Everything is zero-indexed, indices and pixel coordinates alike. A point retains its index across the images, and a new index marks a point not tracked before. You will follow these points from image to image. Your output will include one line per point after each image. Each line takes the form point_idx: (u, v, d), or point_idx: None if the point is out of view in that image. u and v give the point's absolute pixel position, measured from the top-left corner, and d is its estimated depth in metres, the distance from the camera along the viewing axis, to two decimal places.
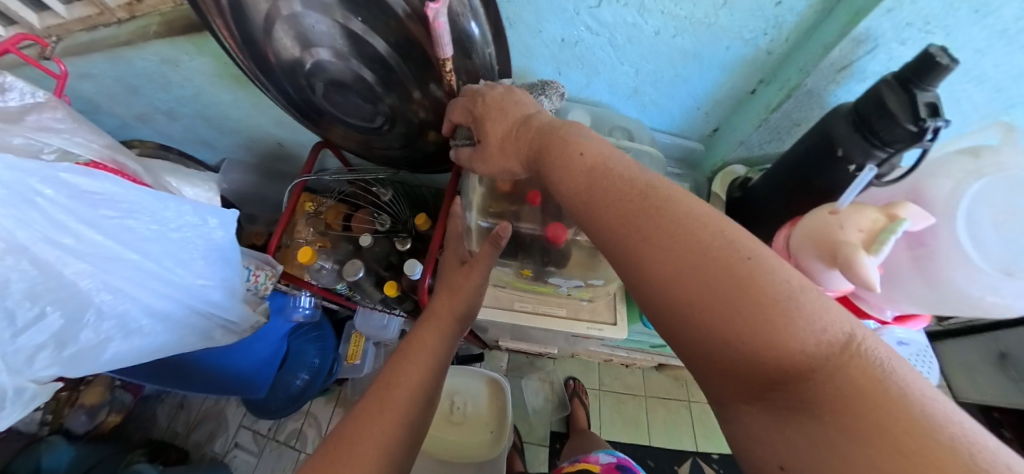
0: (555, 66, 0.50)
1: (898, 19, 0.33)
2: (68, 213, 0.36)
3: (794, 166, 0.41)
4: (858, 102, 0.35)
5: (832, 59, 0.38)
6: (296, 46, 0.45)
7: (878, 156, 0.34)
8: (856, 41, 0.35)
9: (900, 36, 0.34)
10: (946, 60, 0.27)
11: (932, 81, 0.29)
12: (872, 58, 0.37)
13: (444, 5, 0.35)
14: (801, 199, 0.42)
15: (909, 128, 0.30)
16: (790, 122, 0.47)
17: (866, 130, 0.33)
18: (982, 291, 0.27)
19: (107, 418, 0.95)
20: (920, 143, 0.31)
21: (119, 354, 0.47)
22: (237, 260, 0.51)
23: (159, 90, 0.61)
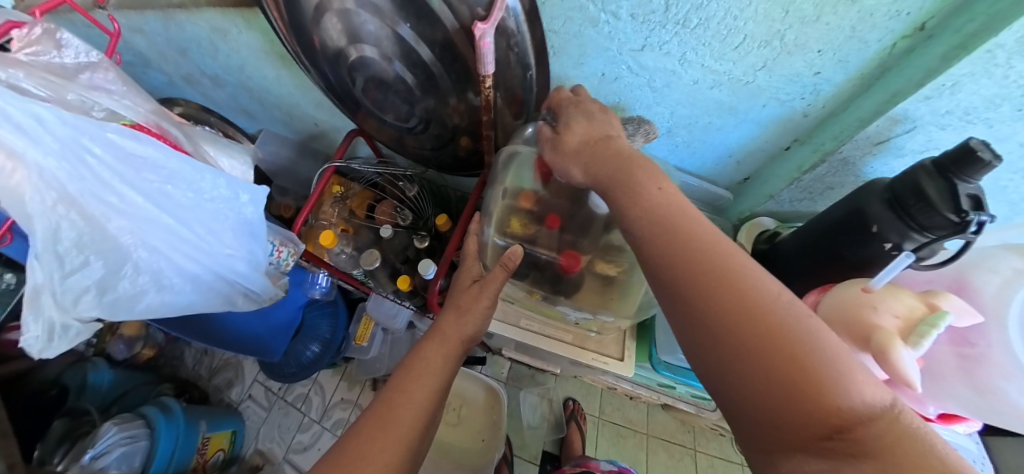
0: (592, 98, 0.50)
1: (934, 107, 0.32)
2: (113, 174, 0.39)
3: (823, 234, 0.42)
4: (895, 182, 0.35)
5: (868, 133, 0.37)
6: (342, 38, 0.46)
7: (915, 239, 0.34)
8: (893, 120, 0.35)
9: (939, 122, 0.33)
10: (987, 157, 0.28)
11: (974, 173, 0.29)
12: (909, 137, 0.36)
13: (493, 26, 0.34)
14: (831, 270, 0.42)
15: (950, 218, 0.30)
16: (824, 185, 0.47)
17: (902, 212, 0.34)
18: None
19: (142, 351, 1.07)
20: (961, 234, 0.30)
21: (152, 306, 0.51)
22: (264, 236, 0.55)
23: (206, 56, 0.65)
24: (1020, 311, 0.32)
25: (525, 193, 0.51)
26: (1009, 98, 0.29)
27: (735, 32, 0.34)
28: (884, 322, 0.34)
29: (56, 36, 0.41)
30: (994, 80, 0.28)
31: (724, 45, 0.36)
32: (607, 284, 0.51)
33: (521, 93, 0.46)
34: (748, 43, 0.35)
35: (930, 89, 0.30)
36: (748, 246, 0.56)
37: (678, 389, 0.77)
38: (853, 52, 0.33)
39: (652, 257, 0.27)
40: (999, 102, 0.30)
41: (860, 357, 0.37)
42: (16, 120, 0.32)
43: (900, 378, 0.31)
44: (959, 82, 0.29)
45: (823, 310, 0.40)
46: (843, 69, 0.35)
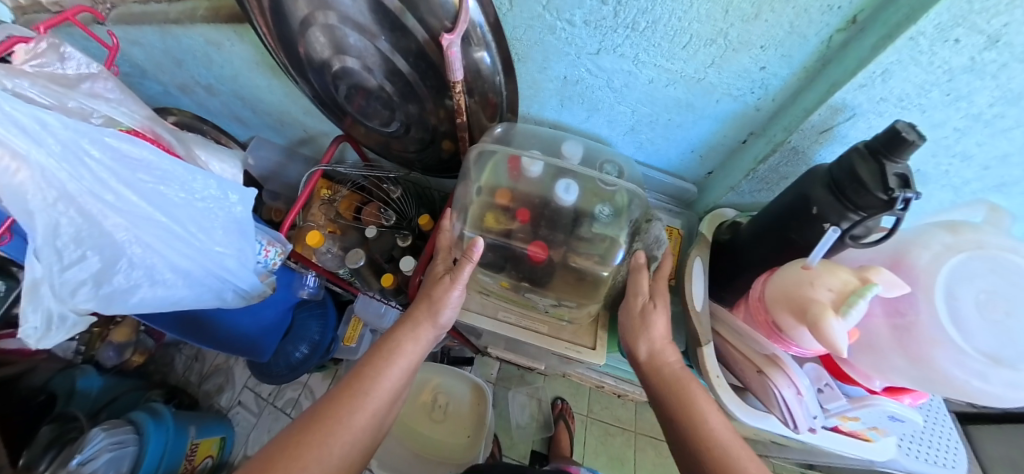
0: (559, 99, 0.54)
1: (872, 94, 0.33)
2: (111, 174, 0.43)
3: (773, 219, 0.44)
4: (833, 168, 0.37)
5: (813, 123, 0.39)
6: (327, 50, 0.50)
7: (850, 219, 0.36)
8: (834, 109, 0.36)
9: (876, 109, 0.35)
10: (911, 137, 0.30)
11: (902, 154, 0.31)
12: (851, 125, 0.38)
13: (459, 37, 0.38)
14: (783, 254, 0.44)
15: (880, 197, 0.32)
16: (778, 175, 0.49)
17: (840, 195, 0.35)
18: (969, 375, 0.32)
19: (132, 357, 1.07)
20: (892, 211, 0.33)
21: (144, 301, 0.53)
22: (252, 234, 0.58)
23: (201, 67, 0.69)
24: (946, 281, 0.34)
25: (500, 190, 0.54)
26: (938, 84, 0.30)
27: (682, 32, 0.37)
28: (818, 295, 0.36)
29: (60, 50, 0.45)
30: (921, 67, 0.29)
31: (673, 44, 0.39)
32: (581, 278, 0.53)
33: (494, 97, 0.50)
34: (694, 42, 0.37)
35: (863, 77, 0.31)
36: (708, 236, 0.56)
37: None
38: (796, 47, 0.35)
39: (677, 431, 0.40)
40: (929, 88, 0.31)
41: (801, 331, 0.39)
42: (21, 123, 0.36)
43: (828, 344, 0.34)
44: (888, 69, 0.30)
45: (772, 292, 0.42)
46: (788, 62, 0.37)
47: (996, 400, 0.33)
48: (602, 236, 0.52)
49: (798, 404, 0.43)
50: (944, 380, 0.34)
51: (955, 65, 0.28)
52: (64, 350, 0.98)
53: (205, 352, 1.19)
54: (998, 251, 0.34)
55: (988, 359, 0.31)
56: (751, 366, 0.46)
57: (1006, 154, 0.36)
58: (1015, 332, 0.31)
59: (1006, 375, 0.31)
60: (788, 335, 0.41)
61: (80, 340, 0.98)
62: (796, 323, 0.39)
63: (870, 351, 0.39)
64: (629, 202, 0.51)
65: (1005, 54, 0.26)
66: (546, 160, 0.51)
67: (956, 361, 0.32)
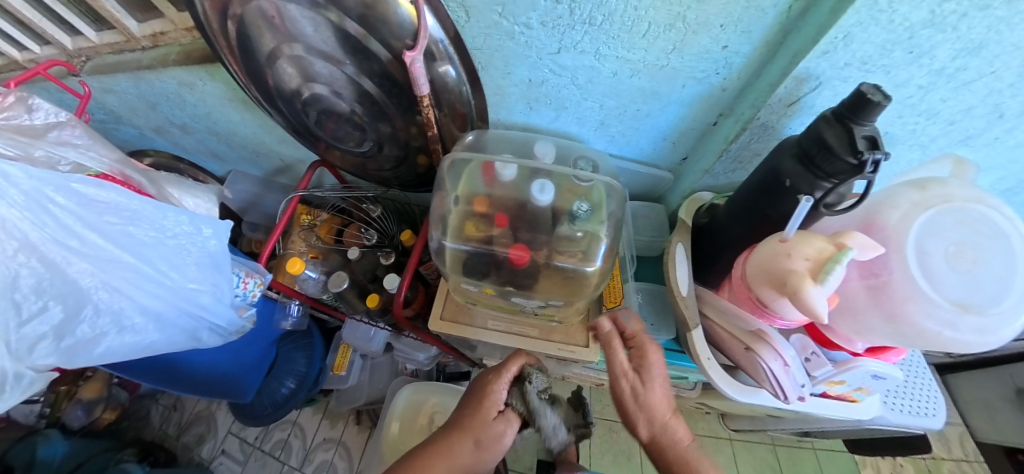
0: (526, 102, 0.56)
1: (835, 60, 0.36)
2: (76, 218, 0.40)
3: (750, 193, 0.46)
4: (802, 139, 0.39)
5: (780, 96, 0.42)
6: (297, 79, 0.50)
7: (822, 187, 0.39)
8: (799, 79, 0.39)
9: (841, 74, 0.38)
10: (878, 98, 0.32)
11: (867, 116, 0.33)
12: (817, 94, 0.41)
13: (420, 53, 0.39)
14: (761, 227, 0.47)
15: (849, 161, 0.35)
16: (749, 152, 0.52)
17: (810, 164, 0.38)
18: (942, 325, 0.34)
19: (103, 415, 0.97)
20: (862, 173, 0.35)
21: (111, 350, 0.50)
22: (228, 267, 0.56)
23: (174, 108, 0.68)
24: (917, 237, 0.36)
25: (477, 197, 0.54)
26: (897, 42, 0.34)
27: (639, 21, 0.39)
28: (796, 266, 0.38)
29: (27, 102, 0.43)
30: (881, 27, 0.32)
31: (632, 34, 0.41)
32: (566, 277, 0.54)
33: (462, 108, 0.51)
34: (654, 29, 0.40)
35: (825, 43, 0.34)
36: (688, 222, 0.59)
37: None
38: (754, 22, 0.38)
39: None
40: (891, 48, 0.34)
41: (780, 300, 0.41)
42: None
43: (810, 313, 0.35)
44: (849, 33, 0.33)
45: (752, 269, 0.44)
46: (747, 39, 0.40)
47: (969, 346, 0.35)
48: (582, 233, 0.52)
49: (783, 376, 0.45)
50: (917, 333, 0.36)
51: (915, 21, 0.31)
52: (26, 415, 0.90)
53: (184, 401, 1.11)
54: (966, 203, 0.36)
55: (957, 308, 0.34)
56: (738, 343, 0.48)
57: (971, 106, 0.40)
58: (977, 277, 0.35)
59: (974, 322, 0.34)
60: (770, 307, 0.43)
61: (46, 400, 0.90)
62: (776, 295, 0.41)
63: (850, 314, 0.42)
64: (605, 198, 0.53)
65: (963, 4, 0.29)
66: (519, 162, 0.52)
67: (929, 313, 0.35)
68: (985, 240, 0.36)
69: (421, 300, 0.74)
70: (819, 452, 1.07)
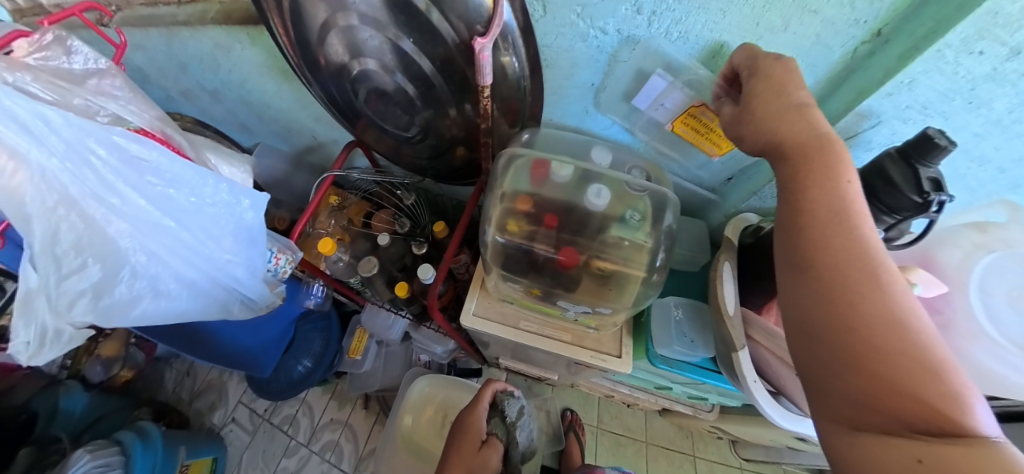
0: (584, 105, 0.54)
1: (897, 102, 0.35)
2: (117, 175, 0.39)
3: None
4: (863, 169, 0.37)
5: (838, 129, 0.40)
6: (346, 53, 0.47)
7: (884, 222, 0.36)
8: (861, 115, 0.38)
9: (901, 116, 0.36)
10: (943, 142, 0.30)
11: (933, 159, 0.31)
12: (875, 131, 0.39)
13: (491, 41, 0.37)
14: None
15: (915, 199, 0.32)
16: None
17: (871, 197, 0.36)
18: (1001, 364, 0.37)
19: (121, 373, 1.00)
20: (926, 213, 0.33)
21: (146, 313, 0.51)
22: (262, 242, 0.55)
23: (206, 71, 0.67)
24: (981, 279, 0.38)
25: (521, 196, 0.53)
26: (961, 91, 0.32)
27: (711, 43, 0.38)
28: None
29: (66, 43, 0.39)
30: (946, 76, 0.31)
31: (704, 54, 0.40)
32: (604, 281, 0.52)
33: (516, 103, 0.49)
34: (724, 51, 0.39)
35: (890, 86, 0.33)
36: (732, 241, 0.56)
37: (674, 389, 0.80)
38: (821, 57, 0.37)
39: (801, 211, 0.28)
40: (952, 95, 0.33)
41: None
42: (22, 119, 0.32)
43: None
44: (915, 78, 0.32)
45: None
46: (812, 72, 0.39)
47: None
48: (629, 241, 0.51)
49: None
50: (974, 370, 0.39)
51: (978, 74, 0.30)
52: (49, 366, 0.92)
53: (197, 368, 1.13)
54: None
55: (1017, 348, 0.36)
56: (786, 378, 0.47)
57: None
58: None
59: None
60: None
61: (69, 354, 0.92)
62: None
63: None
64: (657, 209, 0.51)
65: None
66: (575, 163, 0.50)
67: (987, 351, 0.37)
68: None
69: (450, 294, 0.73)
70: None
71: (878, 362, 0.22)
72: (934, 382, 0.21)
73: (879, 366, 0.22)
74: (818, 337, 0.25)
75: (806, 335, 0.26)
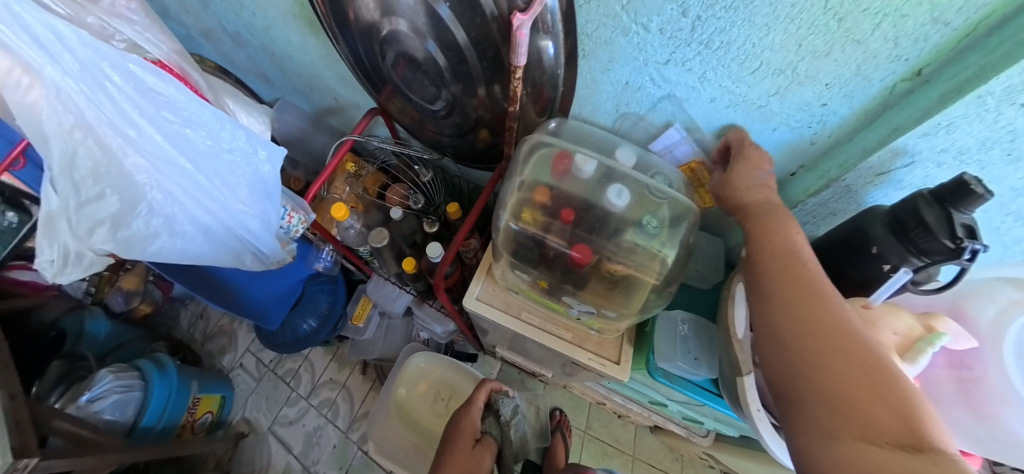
0: (617, 104, 0.50)
1: (934, 144, 0.32)
2: (134, 106, 0.40)
3: (828, 253, 0.42)
4: (896, 207, 0.35)
5: (871, 165, 0.37)
6: (378, 11, 0.45)
7: (913, 263, 0.34)
8: (893, 153, 0.35)
9: (936, 159, 0.34)
10: (982, 190, 0.28)
11: (969, 205, 0.29)
12: (908, 171, 0.36)
13: (532, 18, 0.33)
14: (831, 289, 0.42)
15: (947, 244, 0.31)
16: (826, 211, 0.47)
17: (902, 236, 0.34)
18: None
19: (139, 306, 1.06)
20: (957, 261, 0.31)
21: (162, 250, 0.53)
22: (277, 196, 0.57)
23: (232, 12, 0.68)
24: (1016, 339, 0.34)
25: (540, 186, 0.50)
26: (999, 142, 0.30)
27: (752, 58, 0.35)
28: (885, 338, 0.36)
29: None
30: (985, 124, 0.29)
31: (742, 68, 0.37)
32: (613, 284, 0.49)
33: (548, 91, 0.46)
34: (763, 69, 0.36)
35: (928, 127, 0.31)
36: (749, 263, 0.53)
37: (669, 408, 0.77)
38: (858, 89, 0.35)
39: (764, 257, 0.35)
40: (989, 145, 0.30)
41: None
42: (35, 33, 0.32)
43: None
44: (953, 123, 0.29)
45: None
46: (848, 103, 0.36)
47: None
48: (643, 247, 0.47)
49: None
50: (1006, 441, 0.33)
51: (1020, 127, 0.28)
52: (74, 290, 0.98)
53: (210, 312, 1.19)
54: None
55: None
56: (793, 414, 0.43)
57: None
58: None
59: None
60: None
61: (92, 282, 0.97)
62: None
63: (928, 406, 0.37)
64: (674, 218, 0.47)
65: None
66: (600, 159, 0.48)
67: None
68: None
69: (456, 276, 0.71)
70: None
71: (842, 370, 0.27)
72: (890, 387, 0.25)
73: (836, 369, 0.27)
74: (796, 355, 0.30)
75: (782, 354, 0.31)
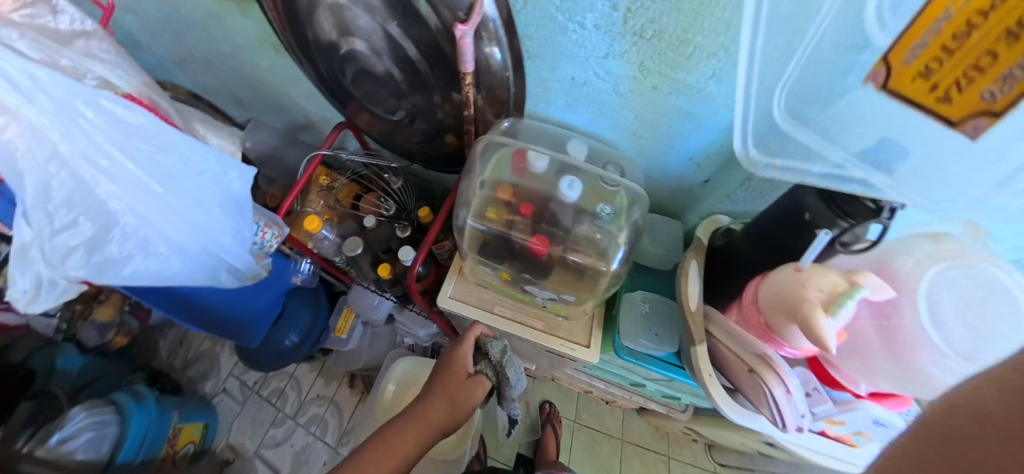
0: (567, 99, 0.54)
1: None
2: (106, 137, 0.42)
3: (772, 223, 0.46)
4: None
5: None
6: (334, 31, 0.49)
7: (839, 226, 0.38)
8: None
9: None
10: None
11: None
12: None
13: (473, 28, 0.38)
14: (775, 257, 0.47)
15: (869, 206, 0.35)
16: (772, 186, 0.52)
17: (832, 203, 0.38)
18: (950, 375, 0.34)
19: (116, 338, 1.02)
20: (878, 219, 0.35)
21: (136, 272, 0.53)
22: (249, 212, 0.59)
23: (201, 40, 0.70)
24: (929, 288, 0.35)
25: (503, 185, 0.54)
26: None
27: (687, 43, 0.39)
28: (810, 296, 0.38)
29: (53, 4, 0.41)
30: None
31: (678, 55, 0.41)
32: (581, 274, 0.54)
33: (502, 94, 0.50)
34: (698, 53, 0.40)
35: None
36: (704, 241, 0.57)
37: (648, 388, 0.81)
38: None
39: None
40: None
41: (792, 330, 0.42)
42: (11, 76, 0.34)
43: (820, 343, 0.36)
44: None
45: (762, 296, 0.44)
46: None
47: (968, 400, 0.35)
48: (600, 234, 0.52)
49: (786, 403, 0.44)
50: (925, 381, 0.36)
51: None
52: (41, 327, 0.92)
53: (190, 338, 1.17)
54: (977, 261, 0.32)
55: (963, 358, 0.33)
56: (743, 366, 0.46)
57: None
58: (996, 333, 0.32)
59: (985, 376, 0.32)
60: (779, 334, 0.43)
61: (63, 317, 0.93)
62: (787, 325, 0.42)
63: (857, 355, 0.40)
64: (629, 204, 0.52)
65: None
66: (552, 154, 0.52)
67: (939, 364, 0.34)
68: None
69: (432, 276, 0.75)
70: None
71: None
72: None
73: None
74: None
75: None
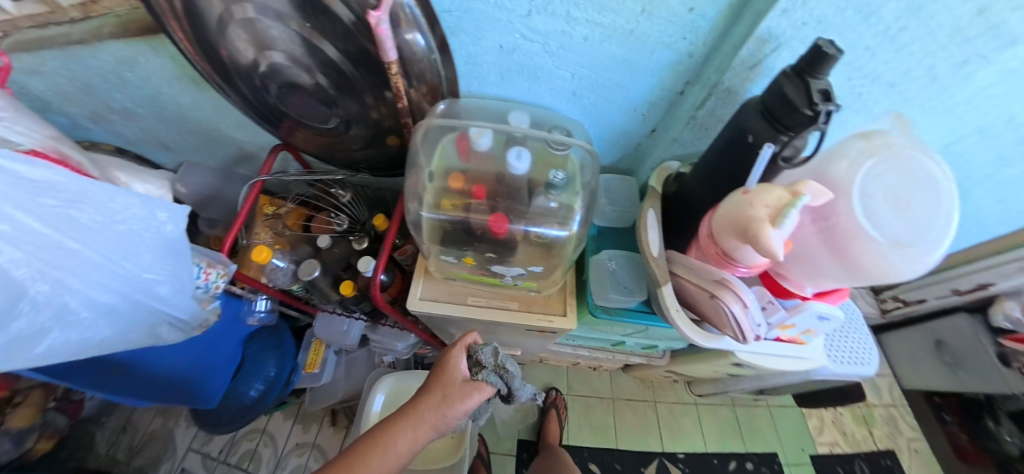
0: (498, 70, 0.57)
1: (794, 19, 0.38)
2: (6, 199, 0.35)
3: (720, 155, 0.50)
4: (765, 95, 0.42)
5: (743, 57, 0.43)
6: (251, 49, 0.48)
7: (782, 139, 0.42)
8: (762, 40, 0.41)
9: (799, 34, 0.40)
10: (833, 50, 0.34)
11: (822, 69, 0.36)
12: (777, 56, 0.43)
13: (385, 13, 0.39)
14: (725, 187, 0.52)
15: (808, 113, 0.37)
16: (715, 119, 0.55)
17: (773, 119, 0.41)
18: (877, 259, 0.38)
19: (36, 444, 0.84)
20: (818, 123, 0.38)
21: (53, 349, 0.46)
22: (187, 253, 0.55)
23: (117, 91, 0.63)
24: (862, 185, 0.39)
25: (452, 174, 0.56)
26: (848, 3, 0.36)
27: None
28: (757, 213, 0.41)
29: None
30: None
31: None
32: (546, 245, 0.58)
33: (433, 81, 0.53)
34: None
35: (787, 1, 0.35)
36: (659, 188, 0.64)
37: (628, 343, 0.88)
38: None
39: None
40: (841, 8, 0.36)
41: (742, 247, 0.47)
42: None
43: (768, 253, 0.40)
44: None
45: (717, 223, 0.49)
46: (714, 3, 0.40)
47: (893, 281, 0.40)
48: (557, 202, 0.56)
49: (743, 316, 0.50)
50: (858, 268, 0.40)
51: None
52: None
53: (135, 420, 1.02)
54: (904, 150, 0.38)
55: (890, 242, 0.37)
56: (703, 292, 0.53)
57: (909, 68, 0.43)
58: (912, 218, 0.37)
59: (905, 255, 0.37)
60: (735, 255, 0.49)
61: None
62: (740, 244, 0.47)
63: (804, 259, 0.46)
64: (579, 170, 0.57)
65: None
66: (493, 128, 0.53)
67: (869, 251, 0.38)
68: (932, 190, 0.38)
69: (398, 283, 0.75)
70: (774, 409, 1.17)
71: None
72: None
73: None
74: None
75: None
